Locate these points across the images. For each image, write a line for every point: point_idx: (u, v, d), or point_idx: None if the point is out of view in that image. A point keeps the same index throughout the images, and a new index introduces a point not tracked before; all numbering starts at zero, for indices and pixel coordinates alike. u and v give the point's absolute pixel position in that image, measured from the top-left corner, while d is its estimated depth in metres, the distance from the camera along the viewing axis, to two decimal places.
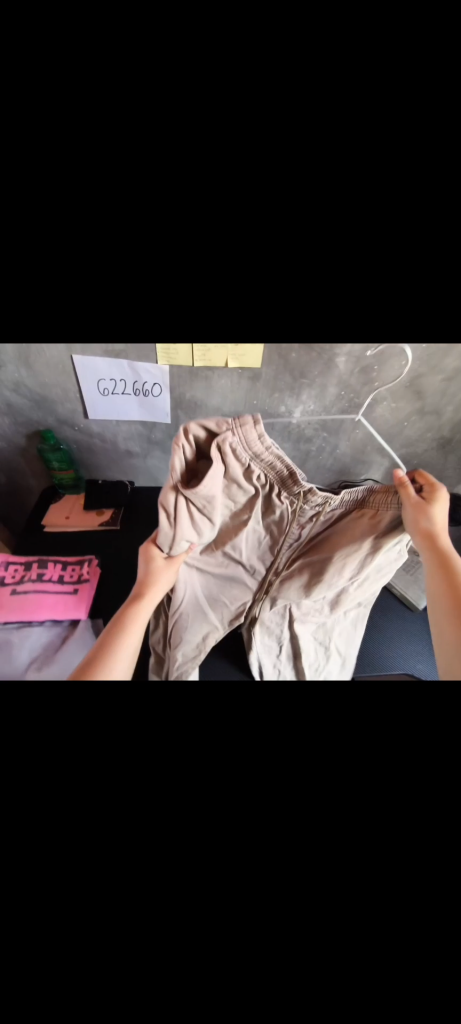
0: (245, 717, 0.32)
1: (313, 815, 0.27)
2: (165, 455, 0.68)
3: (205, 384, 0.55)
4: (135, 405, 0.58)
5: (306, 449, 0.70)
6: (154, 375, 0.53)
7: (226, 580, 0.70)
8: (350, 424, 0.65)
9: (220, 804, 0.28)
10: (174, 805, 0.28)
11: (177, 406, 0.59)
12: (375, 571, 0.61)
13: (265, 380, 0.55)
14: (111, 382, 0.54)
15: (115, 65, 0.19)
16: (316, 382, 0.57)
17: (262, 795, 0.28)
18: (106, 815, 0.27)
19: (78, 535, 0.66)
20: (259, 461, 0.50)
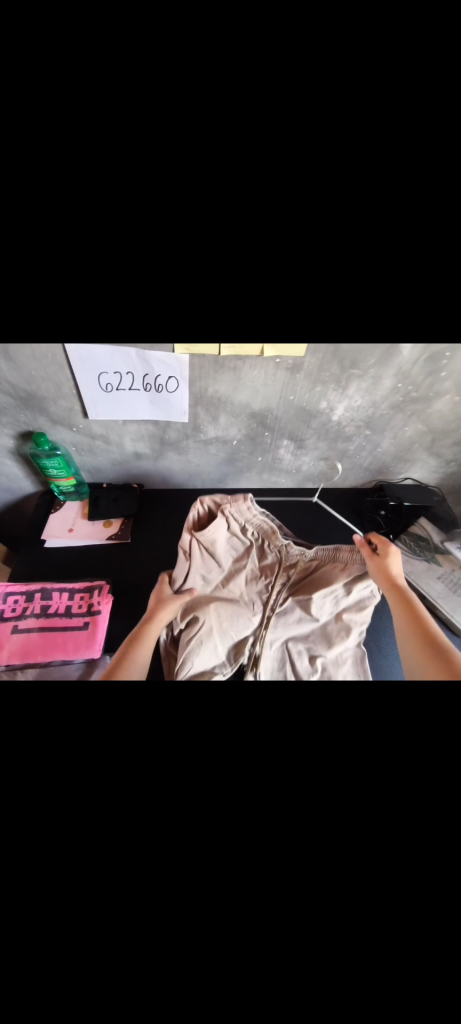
0: (292, 759, 0.31)
1: (369, 860, 0.27)
2: (180, 457, 0.58)
3: (233, 376, 0.45)
4: (145, 402, 0.47)
5: (343, 449, 0.60)
6: (169, 367, 0.43)
7: (234, 614, 0.55)
8: (398, 422, 0.55)
9: (272, 848, 0.28)
10: (226, 850, 0.28)
11: (197, 403, 0.49)
12: (361, 608, 0.56)
13: (306, 372, 0.45)
14: (115, 376, 0.44)
15: (191, 72, 0.21)
16: (368, 375, 0.46)
17: (313, 834, 0.28)
18: (160, 861, 0.27)
19: (84, 551, 0.58)
20: (248, 523, 0.53)
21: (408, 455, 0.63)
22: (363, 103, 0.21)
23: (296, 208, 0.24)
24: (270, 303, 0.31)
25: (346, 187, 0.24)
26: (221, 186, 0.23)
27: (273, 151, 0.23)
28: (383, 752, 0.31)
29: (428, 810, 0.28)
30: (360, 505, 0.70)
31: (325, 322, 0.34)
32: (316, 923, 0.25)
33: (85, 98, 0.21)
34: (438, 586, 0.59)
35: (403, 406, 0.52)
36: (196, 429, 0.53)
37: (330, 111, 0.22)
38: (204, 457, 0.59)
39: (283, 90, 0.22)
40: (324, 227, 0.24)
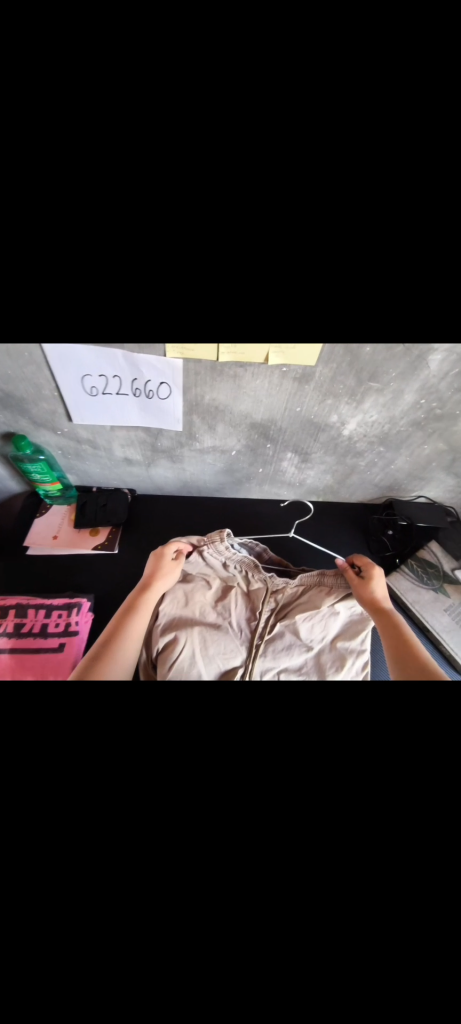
0: (273, 787, 0.30)
1: (332, 867, 0.27)
2: (174, 466, 0.55)
3: (233, 385, 0.43)
4: (134, 407, 0.45)
5: (353, 463, 0.56)
6: (161, 372, 0.41)
7: (222, 639, 0.52)
8: (417, 439, 0.50)
9: (238, 862, 0.28)
10: (191, 870, 0.27)
11: (191, 411, 0.46)
12: (354, 631, 0.54)
13: (316, 382, 0.42)
14: (100, 379, 0.41)
15: (209, 126, 0.24)
16: (387, 387, 0.43)
17: (277, 839, 0.28)
18: (126, 869, 0.27)
19: (66, 560, 0.56)
20: (231, 558, 0.56)
21: (424, 473, 0.57)
22: (359, 137, 0.25)
23: (301, 222, 0.26)
24: (280, 273, 0.29)
25: (350, 202, 0.26)
26: (235, 205, 0.26)
27: (285, 167, 0.25)
28: (362, 772, 0.31)
29: (404, 852, 0.27)
30: (367, 522, 0.65)
31: (340, 301, 0.32)
32: (269, 935, 0.26)
33: (114, 128, 0.24)
34: (443, 620, 0.56)
35: (424, 422, 0.47)
36: (191, 436, 0.50)
37: (335, 141, 0.25)
38: (199, 464, 0.56)
39: (293, 130, 0.24)
40: (323, 229, 0.26)
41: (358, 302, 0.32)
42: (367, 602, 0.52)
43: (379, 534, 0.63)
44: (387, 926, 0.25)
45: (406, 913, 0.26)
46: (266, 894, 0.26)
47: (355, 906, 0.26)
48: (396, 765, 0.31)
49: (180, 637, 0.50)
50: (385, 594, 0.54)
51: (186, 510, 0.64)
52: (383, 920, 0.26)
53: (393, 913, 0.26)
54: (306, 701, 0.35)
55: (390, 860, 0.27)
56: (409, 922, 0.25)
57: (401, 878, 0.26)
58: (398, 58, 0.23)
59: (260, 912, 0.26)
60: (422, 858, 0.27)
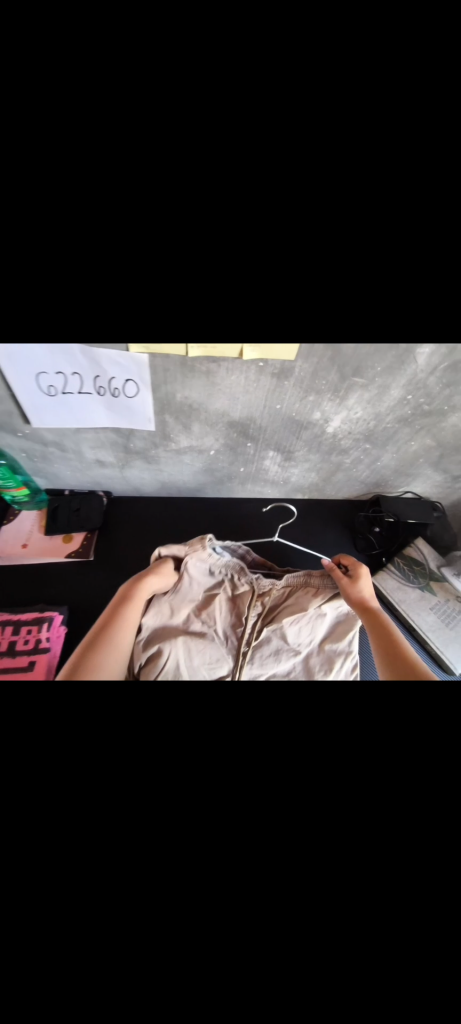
0: (258, 808, 0.28)
1: (319, 892, 0.25)
2: (148, 466, 0.54)
3: (206, 382, 0.40)
4: (101, 406, 0.43)
5: (338, 460, 0.54)
6: (126, 369, 0.38)
7: (207, 649, 0.50)
8: (404, 436, 0.48)
9: (221, 884, 0.26)
10: (170, 907, 0.25)
11: (162, 410, 0.44)
12: (341, 632, 0.53)
13: (296, 378, 0.40)
14: (57, 377, 0.39)
15: (164, 92, 0.21)
16: (372, 385, 0.40)
17: (261, 862, 0.26)
18: (98, 922, 0.24)
19: (38, 570, 0.55)
20: (217, 564, 0.54)
21: (411, 469, 0.56)
22: (341, 111, 0.21)
23: (274, 216, 0.23)
24: (252, 273, 0.26)
25: (329, 194, 0.23)
26: (197, 193, 0.22)
27: (254, 154, 0.22)
28: (351, 783, 0.30)
29: (392, 868, 0.26)
30: (354, 519, 0.64)
31: (319, 299, 0.29)
32: (249, 968, 0.24)
33: (70, 106, 0.21)
34: (429, 618, 0.55)
35: (411, 418, 0.45)
36: (166, 439, 0.49)
37: (312, 116, 0.21)
38: (177, 465, 0.54)
39: (263, 98, 0.21)
40: (300, 228, 0.23)
41: (340, 301, 0.29)
42: (355, 602, 0.51)
43: (365, 533, 0.62)
44: (373, 949, 0.25)
45: (392, 934, 0.25)
46: (249, 922, 0.25)
47: (342, 927, 0.25)
48: (384, 774, 0.30)
49: (163, 650, 0.48)
50: (373, 594, 0.53)
51: (168, 511, 0.63)
52: (370, 941, 0.25)
53: (378, 929, 0.25)
54: (291, 703, 0.35)
55: (375, 873, 0.26)
56: (396, 944, 0.24)
57: (390, 898, 0.25)
58: (380, 43, 0.20)
59: (241, 948, 0.25)
60: (409, 878, 0.26)
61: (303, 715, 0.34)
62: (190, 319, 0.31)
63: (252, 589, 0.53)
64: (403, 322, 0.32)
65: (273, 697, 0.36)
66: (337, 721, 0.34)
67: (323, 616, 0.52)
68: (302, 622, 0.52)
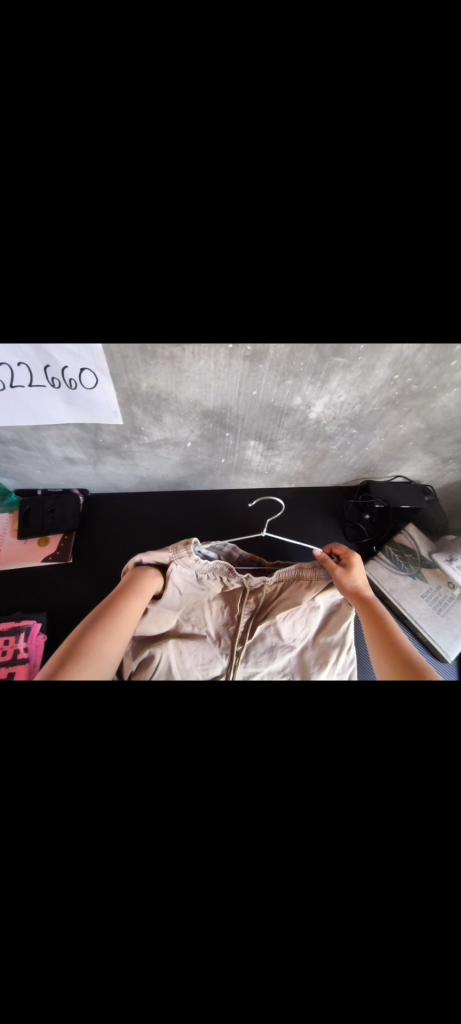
0: (242, 818, 0.26)
1: (307, 900, 0.24)
2: (123, 461, 0.51)
3: (173, 369, 0.37)
4: (60, 403, 0.40)
5: (325, 446, 0.51)
6: (82, 360, 0.35)
7: (199, 650, 0.50)
8: (392, 419, 0.45)
9: (201, 905, 0.23)
10: (144, 939, 0.23)
11: (128, 402, 0.41)
12: (337, 624, 0.51)
13: (272, 362, 0.37)
14: (4, 371, 0.35)
15: (106, 40, 0.19)
16: (354, 366, 0.37)
17: (245, 869, 0.25)
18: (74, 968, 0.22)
19: (13, 575, 0.53)
20: (204, 572, 0.52)
21: (400, 454, 0.53)
22: (283, 97, 0.21)
23: (222, 193, 0.22)
24: (205, 239, 0.24)
25: (276, 176, 0.22)
26: (145, 176, 0.22)
27: (201, 139, 0.21)
28: (346, 788, 0.27)
29: (382, 868, 0.25)
30: (343, 507, 0.62)
31: (284, 264, 0.25)
32: (233, 1005, 0.23)
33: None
34: (420, 606, 0.54)
35: (399, 400, 0.42)
36: (138, 432, 0.46)
37: (257, 100, 0.21)
38: (153, 459, 0.52)
39: (205, 75, 0.21)
40: (252, 207, 0.22)
41: (314, 264, 0.25)
42: (349, 592, 0.49)
43: (355, 521, 0.61)
44: (361, 971, 0.23)
45: (374, 942, 0.23)
46: (234, 947, 0.23)
47: (333, 940, 0.23)
48: (375, 770, 0.28)
49: (155, 656, 0.47)
50: (367, 585, 0.51)
51: (150, 506, 0.60)
52: (363, 959, 0.23)
53: (371, 938, 0.23)
54: (280, 706, 0.32)
55: (366, 881, 0.24)
56: (381, 948, 0.23)
57: (375, 902, 0.24)
58: (317, 42, 0.20)
59: (226, 987, 0.23)
60: (402, 881, 0.24)
61: (296, 717, 0.31)
62: (144, 295, 0.28)
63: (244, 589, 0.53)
64: (385, 290, 0.28)
65: (259, 694, 0.34)
66: (332, 720, 0.31)
67: (317, 610, 0.52)
68: (296, 619, 0.51)
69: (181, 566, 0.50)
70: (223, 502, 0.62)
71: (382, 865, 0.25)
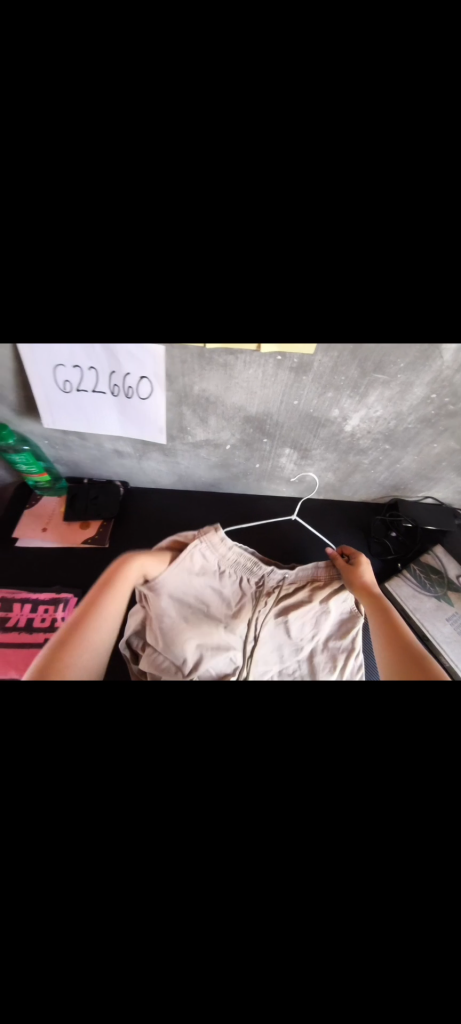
0: (247, 786, 0.28)
1: (301, 867, 0.26)
2: (166, 458, 0.55)
3: (224, 375, 0.41)
4: (112, 406, 0.45)
5: (357, 460, 0.53)
6: (143, 366, 0.40)
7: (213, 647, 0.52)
8: (426, 438, 0.47)
9: (201, 863, 0.26)
10: (150, 881, 0.25)
11: (180, 403, 0.45)
12: (344, 626, 0.54)
13: (315, 372, 0.39)
14: (74, 370, 0.41)
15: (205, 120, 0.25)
16: (393, 383, 0.39)
17: (248, 840, 0.27)
18: (95, 879, 0.25)
19: (55, 554, 0.58)
20: (226, 559, 0.54)
21: (432, 473, 0.54)
22: (361, 102, 0.21)
23: (295, 203, 0.23)
24: (272, 249, 0.25)
25: (345, 185, 0.23)
26: (221, 187, 0.23)
27: (274, 151, 0.22)
28: (350, 785, 0.28)
29: (382, 855, 0.25)
30: (369, 523, 0.63)
31: (336, 283, 0.27)
32: (235, 970, 0.24)
33: (71, 108, 0.21)
34: (445, 630, 0.53)
35: (434, 419, 0.44)
36: (183, 432, 0.50)
37: (337, 107, 0.21)
38: (193, 459, 0.55)
39: (289, 84, 0.21)
40: (322, 219, 0.24)
41: (364, 291, 0.28)
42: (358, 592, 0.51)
43: (381, 537, 0.60)
44: (353, 952, 0.23)
45: (368, 929, 0.24)
46: (232, 905, 0.25)
47: (330, 923, 0.24)
48: (382, 766, 0.29)
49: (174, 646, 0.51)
50: (374, 582, 0.53)
51: (183, 503, 0.64)
52: (360, 946, 0.23)
53: (368, 927, 0.24)
54: (296, 704, 0.33)
55: (364, 869, 0.25)
56: (375, 937, 0.24)
57: (371, 893, 0.25)
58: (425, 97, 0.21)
59: (221, 940, 0.24)
60: (399, 874, 0.25)
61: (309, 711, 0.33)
62: (205, 309, 0.31)
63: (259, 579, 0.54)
64: (427, 317, 0.30)
65: (275, 691, 0.35)
66: (345, 721, 0.32)
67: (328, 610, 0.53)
68: (307, 619, 0.53)
69: (205, 548, 0.53)
70: (252, 508, 0.65)
71: (386, 866, 0.25)
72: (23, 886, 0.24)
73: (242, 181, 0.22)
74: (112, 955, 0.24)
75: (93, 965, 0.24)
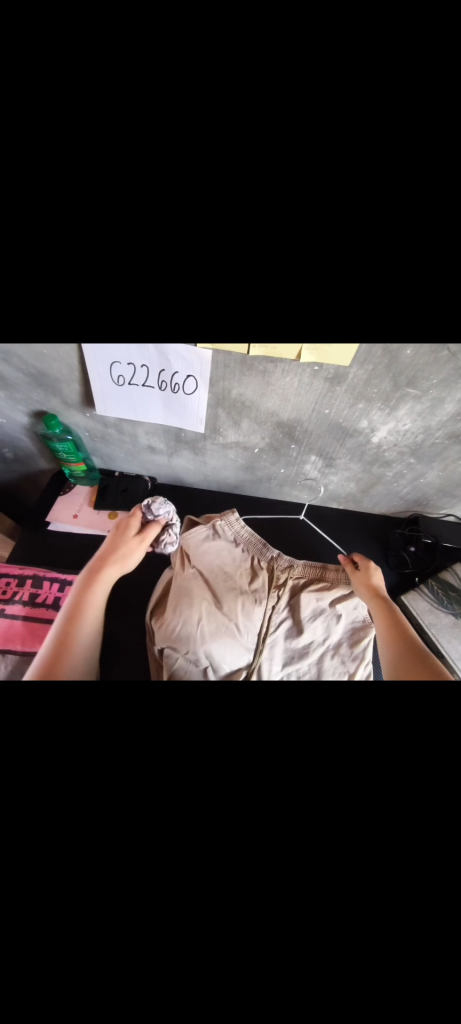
0: (262, 796, 0.27)
1: (313, 865, 0.25)
2: (194, 454, 0.58)
3: (262, 380, 0.43)
4: (159, 399, 0.48)
5: (381, 471, 0.54)
6: (189, 366, 0.42)
7: (228, 642, 0.52)
8: (453, 453, 0.48)
9: (212, 863, 0.25)
10: (159, 889, 0.25)
11: (217, 403, 0.47)
12: (356, 634, 0.54)
13: (349, 384, 0.41)
14: (128, 368, 0.44)
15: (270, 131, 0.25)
16: (425, 397, 0.40)
17: (260, 832, 0.26)
18: (105, 850, 0.25)
19: (83, 539, 0.61)
20: (240, 537, 0.60)
21: (457, 489, 0.54)
22: (434, 105, 0.20)
23: (363, 207, 0.22)
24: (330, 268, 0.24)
25: (416, 194, 0.21)
26: (284, 197, 0.22)
27: (345, 156, 0.21)
28: (372, 803, 0.26)
29: (402, 882, 0.24)
30: (389, 535, 0.63)
31: (386, 310, 0.27)
32: (245, 961, 0.24)
33: (140, 101, 0.21)
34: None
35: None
36: (215, 431, 0.52)
37: (414, 103, 0.20)
38: (221, 459, 0.58)
39: (365, 84, 0.20)
40: (388, 237, 0.22)
41: (420, 311, 0.27)
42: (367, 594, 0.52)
43: (400, 550, 0.61)
44: (358, 949, 0.23)
45: (379, 932, 0.23)
46: (240, 890, 0.25)
47: (346, 947, 0.23)
48: (406, 778, 0.26)
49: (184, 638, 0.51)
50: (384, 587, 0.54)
51: (208, 502, 0.67)
52: (375, 976, 0.23)
53: (385, 952, 0.23)
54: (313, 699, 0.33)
55: (381, 905, 0.24)
56: (384, 943, 0.23)
57: (386, 903, 0.24)
58: None
59: (227, 926, 0.24)
60: (415, 912, 0.23)
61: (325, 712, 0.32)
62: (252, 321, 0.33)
63: (270, 565, 0.58)
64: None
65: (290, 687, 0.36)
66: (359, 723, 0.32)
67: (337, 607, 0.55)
68: (317, 616, 0.54)
69: (223, 526, 0.60)
70: (273, 512, 0.66)
71: (404, 880, 0.24)
72: (36, 850, 0.25)
73: (304, 180, 0.22)
74: (115, 933, 0.24)
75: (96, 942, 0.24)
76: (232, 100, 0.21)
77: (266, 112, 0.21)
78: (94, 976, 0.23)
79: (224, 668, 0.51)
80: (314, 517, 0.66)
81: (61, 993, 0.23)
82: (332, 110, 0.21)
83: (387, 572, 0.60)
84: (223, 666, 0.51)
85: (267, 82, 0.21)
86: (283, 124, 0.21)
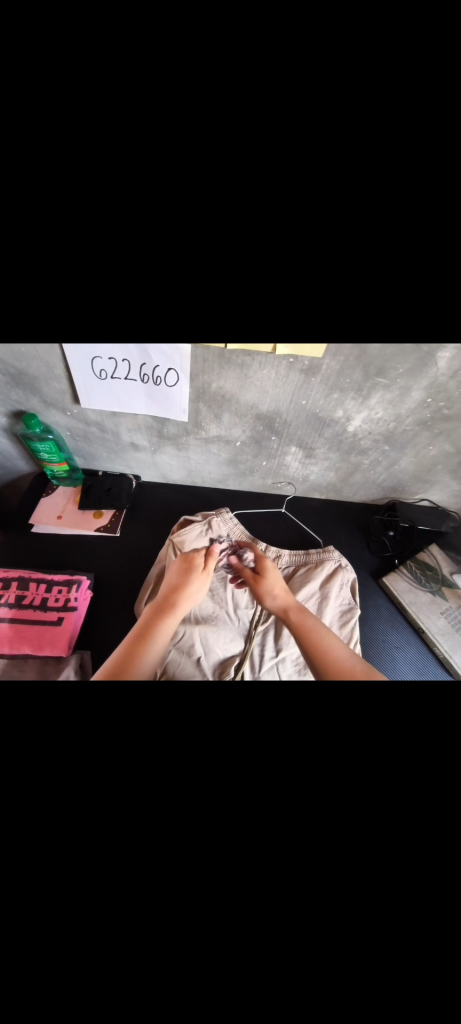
0: (259, 768, 0.28)
1: (309, 823, 0.26)
2: (177, 450, 0.59)
3: (240, 373, 0.44)
4: (142, 392, 0.48)
5: (358, 460, 0.57)
6: (169, 361, 0.43)
7: (221, 630, 0.54)
8: (423, 440, 0.51)
9: (213, 833, 0.26)
10: (164, 849, 0.25)
11: (198, 397, 0.48)
12: (344, 618, 0.55)
13: (323, 375, 0.43)
14: (110, 363, 0.44)
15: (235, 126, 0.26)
16: (393, 387, 0.43)
17: (257, 799, 0.27)
18: (107, 831, 0.25)
19: (69, 540, 0.61)
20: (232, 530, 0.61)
21: (428, 474, 0.57)
22: (398, 110, 0.21)
23: (324, 203, 0.24)
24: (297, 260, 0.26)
25: (370, 191, 0.23)
26: (254, 178, 0.23)
27: (307, 151, 0.23)
28: (364, 765, 0.28)
29: (391, 827, 0.25)
30: (368, 522, 0.66)
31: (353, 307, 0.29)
32: (250, 928, 0.24)
33: (109, 100, 0.22)
34: (439, 622, 0.56)
35: (430, 423, 0.48)
36: (197, 425, 0.53)
37: (375, 109, 0.22)
38: (204, 454, 0.59)
39: (328, 92, 0.22)
40: (354, 234, 0.24)
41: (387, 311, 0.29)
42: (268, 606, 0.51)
43: (379, 535, 0.64)
44: (358, 903, 0.24)
45: (375, 883, 0.24)
46: (241, 853, 0.26)
47: (344, 889, 0.24)
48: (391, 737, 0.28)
49: (178, 629, 0.53)
50: (352, 572, 0.58)
51: (193, 498, 0.68)
52: (376, 921, 0.24)
53: (382, 883, 0.24)
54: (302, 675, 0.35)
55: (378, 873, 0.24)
56: (380, 893, 0.24)
57: (378, 849, 0.25)
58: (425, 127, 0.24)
59: (231, 894, 0.25)
60: (402, 840, 0.25)
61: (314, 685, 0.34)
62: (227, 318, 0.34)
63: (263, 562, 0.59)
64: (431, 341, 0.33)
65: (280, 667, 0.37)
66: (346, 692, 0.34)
67: (326, 594, 0.56)
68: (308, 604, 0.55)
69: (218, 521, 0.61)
70: (257, 504, 0.68)
71: (393, 824, 0.26)
72: (36, 835, 0.25)
73: (268, 176, 0.23)
74: (120, 913, 0.24)
75: (102, 922, 0.24)
76: (196, 99, 0.22)
77: (230, 112, 0.22)
78: (102, 955, 0.23)
79: (215, 662, 0.52)
80: (297, 508, 0.68)
81: (70, 970, 0.23)
82: (291, 113, 0.22)
83: (368, 557, 0.63)
84: (215, 659, 0.52)
85: (230, 85, 0.22)
86: (246, 121, 0.22)
